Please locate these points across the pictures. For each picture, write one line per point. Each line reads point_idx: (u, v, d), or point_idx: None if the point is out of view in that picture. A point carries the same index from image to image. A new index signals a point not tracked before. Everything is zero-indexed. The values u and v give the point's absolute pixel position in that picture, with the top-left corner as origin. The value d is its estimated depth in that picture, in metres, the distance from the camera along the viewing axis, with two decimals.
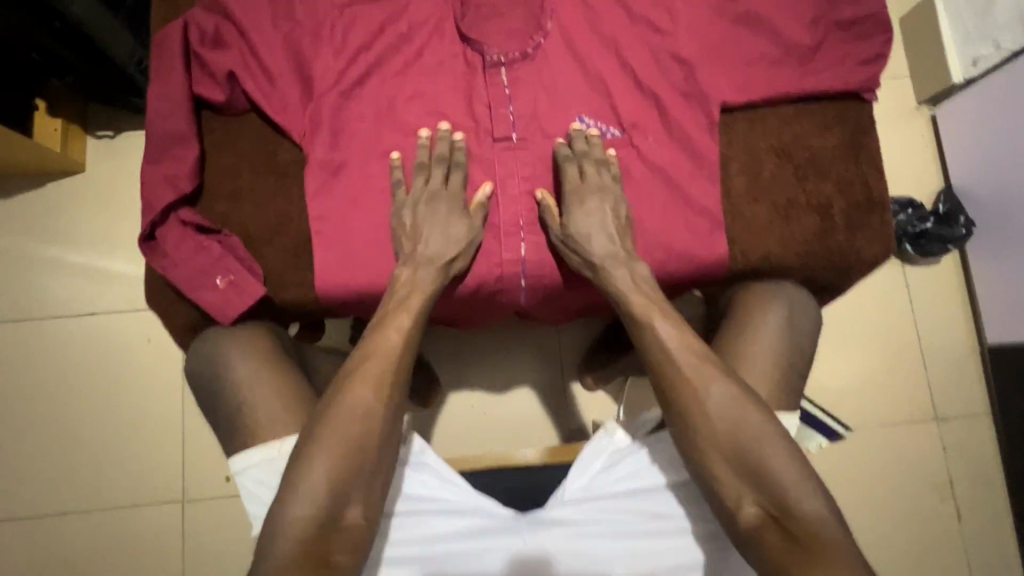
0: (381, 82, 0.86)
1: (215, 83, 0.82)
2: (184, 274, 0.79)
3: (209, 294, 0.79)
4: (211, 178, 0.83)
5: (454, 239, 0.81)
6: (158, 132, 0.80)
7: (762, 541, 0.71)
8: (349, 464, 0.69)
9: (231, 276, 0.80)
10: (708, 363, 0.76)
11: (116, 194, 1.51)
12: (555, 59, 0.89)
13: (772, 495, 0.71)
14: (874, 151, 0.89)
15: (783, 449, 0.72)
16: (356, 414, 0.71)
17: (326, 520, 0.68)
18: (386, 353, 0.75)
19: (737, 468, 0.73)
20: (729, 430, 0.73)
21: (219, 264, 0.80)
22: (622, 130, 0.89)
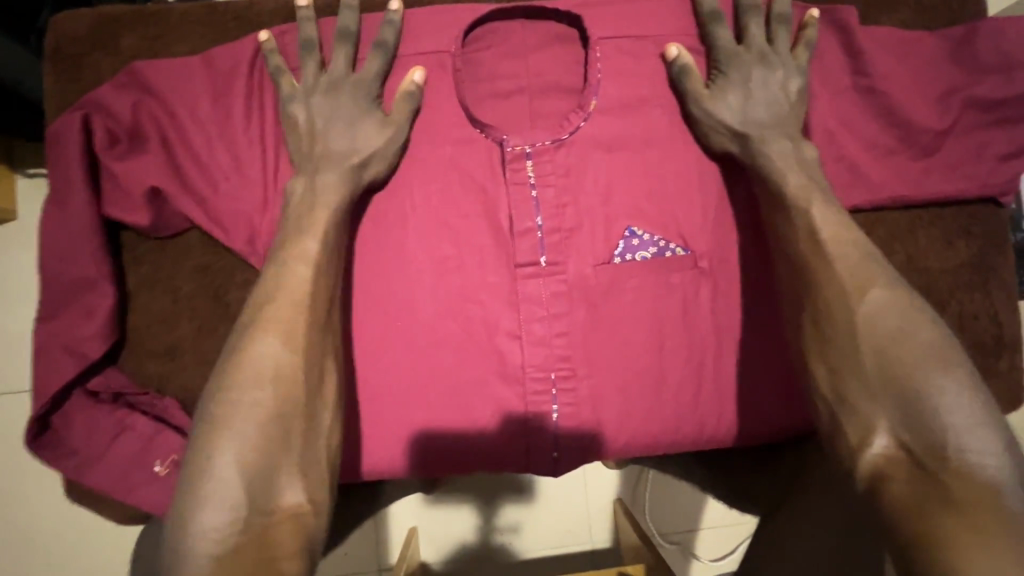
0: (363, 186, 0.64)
1: (132, 200, 0.59)
2: (107, 468, 0.56)
3: (146, 491, 0.56)
4: (139, 327, 0.62)
5: (361, 139, 0.60)
6: (56, 273, 0.58)
7: (897, 490, 0.44)
8: (227, 470, 0.45)
9: (171, 457, 0.57)
10: (864, 276, 0.52)
11: None
12: (598, 150, 0.67)
13: (923, 428, 0.45)
14: (1006, 273, 0.69)
15: (948, 381, 0.45)
16: (266, 390, 0.48)
17: (251, 523, 0.44)
18: (285, 300, 0.52)
19: (874, 399, 0.47)
20: (882, 355, 0.48)
21: (153, 446, 0.57)
22: (686, 246, 0.67)
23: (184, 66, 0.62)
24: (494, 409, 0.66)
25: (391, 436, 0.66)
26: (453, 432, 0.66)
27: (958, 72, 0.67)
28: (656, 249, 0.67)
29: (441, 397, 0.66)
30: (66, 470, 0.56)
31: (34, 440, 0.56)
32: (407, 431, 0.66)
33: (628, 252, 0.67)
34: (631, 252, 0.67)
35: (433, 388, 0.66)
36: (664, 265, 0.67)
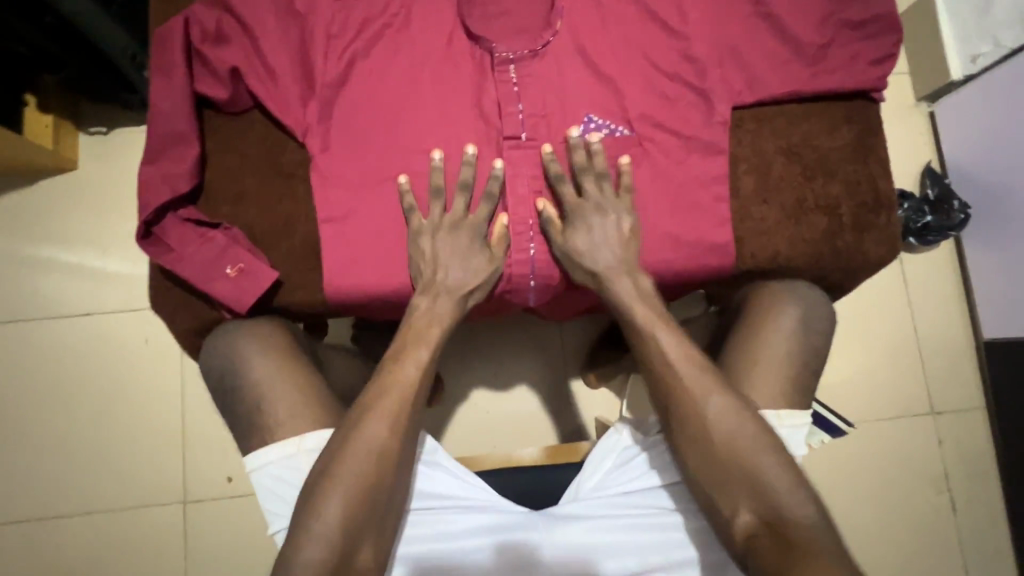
0: (385, 76, 0.84)
1: (218, 81, 0.81)
2: (193, 267, 0.78)
3: (222, 284, 0.78)
4: (213, 179, 0.82)
5: (475, 269, 0.82)
6: (159, 129, 0.78)
7: (756, 532, 0.69)
8: (370, 453, 0.69)
9: (240, 264, 0.78)
10: (691, 359, 0.76)
11: (104, 190, 1.48)
12: (564, 58, 0.87)
13: (705, 443, 0.73)
14: (881, 151, 0.90)
15: (741, 418, 0.73)
16: (395, 409, 0.72)
17: (373, 491, 0.68)
18: (423, 351, 0.77)
19: (725, 459, 0.72)
20: (709, 427, 0.73)
21: (227, 253, 0.79)
22: (632, 129, 0.87)
23: None
24: (483, 250, 0.83)
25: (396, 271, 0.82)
26: None
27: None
28: (609, 131, 0.86)
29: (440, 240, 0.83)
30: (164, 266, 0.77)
31: (144, 240, 0.78)
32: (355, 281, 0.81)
33: (589, 132, 0.86)
34: (591, 133, 0.86)
35: None
36: (616, 143, 0.86)
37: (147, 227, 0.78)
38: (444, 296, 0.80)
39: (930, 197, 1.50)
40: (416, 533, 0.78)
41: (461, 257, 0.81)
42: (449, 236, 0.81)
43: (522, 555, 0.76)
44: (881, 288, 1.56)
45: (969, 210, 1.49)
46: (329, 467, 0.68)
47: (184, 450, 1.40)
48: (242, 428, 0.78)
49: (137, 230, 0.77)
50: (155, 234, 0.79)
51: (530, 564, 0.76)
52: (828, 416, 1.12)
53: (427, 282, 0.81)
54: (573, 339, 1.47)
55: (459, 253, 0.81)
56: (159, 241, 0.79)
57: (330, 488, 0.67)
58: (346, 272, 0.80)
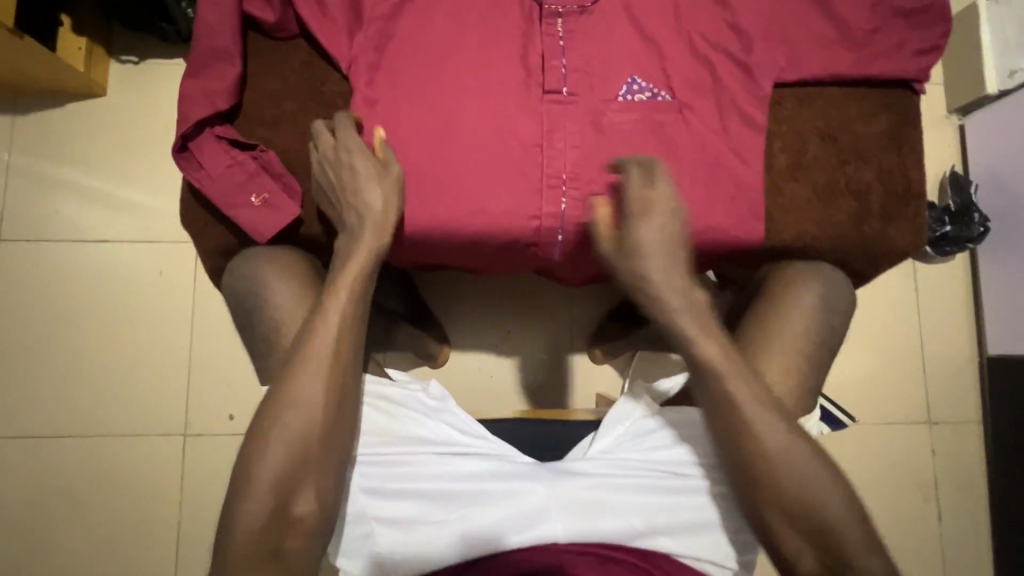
0: (431, 16, 0.84)
1: (267, 1, 0.81)
2: (220, 187, 0.79)
3: (246, 211, 0.79)
4: (252, 101, 0.83)
5: (375, 200, 0.75)
6: (203, 44, 0.78)
7: (796, 543, 0.72)
8: (300, 423, 0.70)
9: (265, 194, 0.80)
10: (777, 369, 0.79)
11: (131, 118, 1.48)
12: (612, 17, 0.87)
13: (777, 490, 0.71)
14: (916, 142, 0.90)
15: (775, 429, 0.71)
16: (337, 319, 0.72)
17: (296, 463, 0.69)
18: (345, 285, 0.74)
19: (769, 475, 0.71)
20: (786, 479, 0.70)
21: (262, 178, 0.80)
22: (673, 95, 0.87)
23: None
24: (514, 199, 0.84)
25: (424, 210, 0.83)
26: (483, 215, 0.83)
27: None
28: (650, 94, 0.86)
29: (474, 184, 0.83)
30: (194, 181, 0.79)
31: (179, 153, 0.79)
32: (403, 213, 0.83)
33: (630, 94, 0.86)
34: (631, 95, 0.86)
35: (469, 179, 0.83)
36: (655, 107, 0.86)
37: (183, 145, 0.78)
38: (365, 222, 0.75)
39: (952, 208, 1.50)
40: (421, 474, 0.79)
41: (369, 180, 0.76)
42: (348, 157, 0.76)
43: (528, 506, 0.77)
44: (892, 295, 1.56)
45: (988, 224, 1.49)
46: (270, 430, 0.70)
47: (188, 384, 1.42)
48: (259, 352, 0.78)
49: (174, 142, 0.77)
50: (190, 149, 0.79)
51: (535, 516, 0.76)
52: (831, 409, 1.13)
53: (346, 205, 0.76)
54: (582, 312, 1.48)
55: (367, 175, 0.75)
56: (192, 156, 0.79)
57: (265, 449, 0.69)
58: None
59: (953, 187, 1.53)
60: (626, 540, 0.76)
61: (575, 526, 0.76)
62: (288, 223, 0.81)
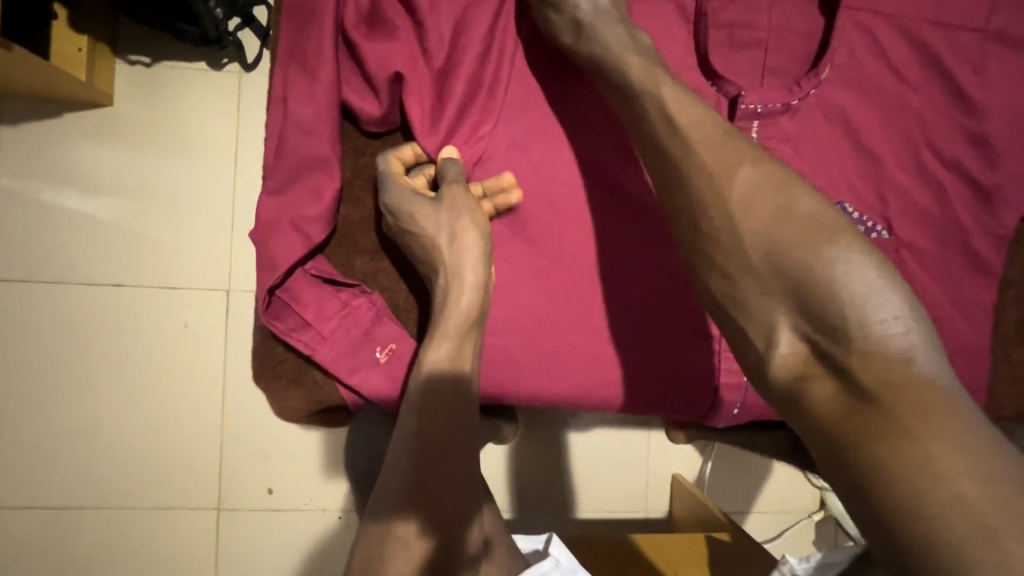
0: (579, 115, 0.65)
1: (370, 85, 0.59)
2: (335, 345, 0.57)
3: (373, 375, 0.57)
4: (351, 221, 0.61)
5: (460, 236, 0.57)
6: (289, 149, 0.57)
7: (867, 446, 0.41)
8: None
9: (394, 345, 0.58)
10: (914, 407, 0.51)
11: (140, 130, 1.18)
12: (821, 121, 0.66)
13: (902, 472, 0.39)
14: None
15: (820, 230, 0.46)
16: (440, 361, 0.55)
17: None
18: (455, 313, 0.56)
19: (766, 284, 0.47)
20: (934, 447, 0.39)
21: (376, 330, 0.58)
22: (891, 228, 0.67)
23: None
24: (680, 359, 0.66)
25: (573, 376, 0.64)
26: (645, 385, 0.65)
27: None
28: (864, 228, 0.66)
29: (632, 340, 0.65)
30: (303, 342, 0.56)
31: (269, 309, 0.56)
32: (543, 381, 0.63)
33: None
34: None
35: (629, 336, 0.65)
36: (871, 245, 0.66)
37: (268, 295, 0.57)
38: (463, 255, 0.57)
39: None
40: None
41: (455, 220, 0.58)
42: (425, 201, 0.58)
43: None
44: None
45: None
46: None
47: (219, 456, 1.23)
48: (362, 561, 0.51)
49: (260, 296, 0.55)
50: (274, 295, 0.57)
51: None
52: None
53: (434, 255, 0.58)
54: None
55: (453, 215, 0.58)
56: (284, 306, 0.56)
57: None
58: (520, 364, 0.63)
59: None
60: None
61: None
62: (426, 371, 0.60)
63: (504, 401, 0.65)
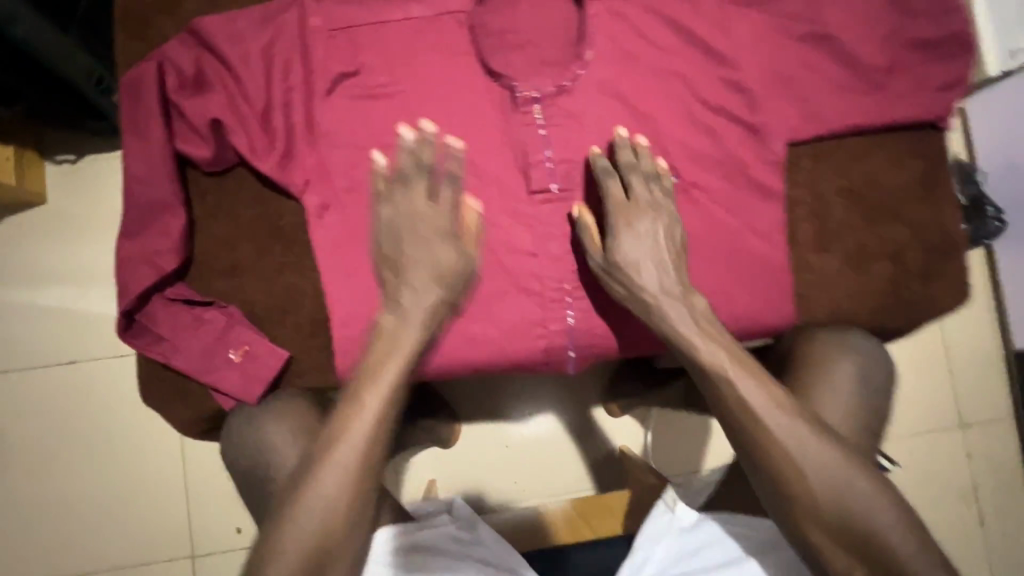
0: (387, 127, 0.75)
1: (197, 134, 0.69)
2: (192, 352, 0.68)
3: (228, 373, 0.68)
4: (205, 250, 0.72)
5: (441, 258, 0.66)
6: (136, 199, 0.68)
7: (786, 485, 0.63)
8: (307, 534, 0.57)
9: (245, 346, 0.68)
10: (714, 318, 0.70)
11: (72, 219, 1.30)
12: (596, 94, 0.76)
13: (748, 407, 0.64)
14: (952, 189, 0.81)
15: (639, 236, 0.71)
16: (407, 328, 0.64)
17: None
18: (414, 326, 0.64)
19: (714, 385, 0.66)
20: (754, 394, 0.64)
21: (228, 336, 0.69)
22: (676, 174, 0.77)
23: (240, 28, 0.72)
24: (517, 320, 0.75)
25: (415, 351, 0.73)
26: (487, 347, 0.75)
27: (898, 18, 0.78)
28: None
29: (468, 310, 0.74)
30: (157, 353, 0.68)
31: (128, 329, 0.67)
32: (385, 355, 0.73)
33: None
34: None
35: (463, 307, 0.74)
36: None
37: (132, 319, 0.68)
38: (434, 275, 0.65)
39: None
40: None
41: (439, 238, 0.66)
42: (415, 222, 0.67)
43: None
44: None
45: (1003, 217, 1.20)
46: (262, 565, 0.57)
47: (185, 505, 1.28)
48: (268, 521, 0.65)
49: (117, 319, 0.65)
50: (139, 321, 0.67)
51: None
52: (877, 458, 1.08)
53: (398, 259, 0.66)
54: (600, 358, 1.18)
55: (437, 233, 0.66)
56: (143, 325, 0.67)
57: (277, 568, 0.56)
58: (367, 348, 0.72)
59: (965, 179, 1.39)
60: None
61: None
62: (281, 367, 0.70)
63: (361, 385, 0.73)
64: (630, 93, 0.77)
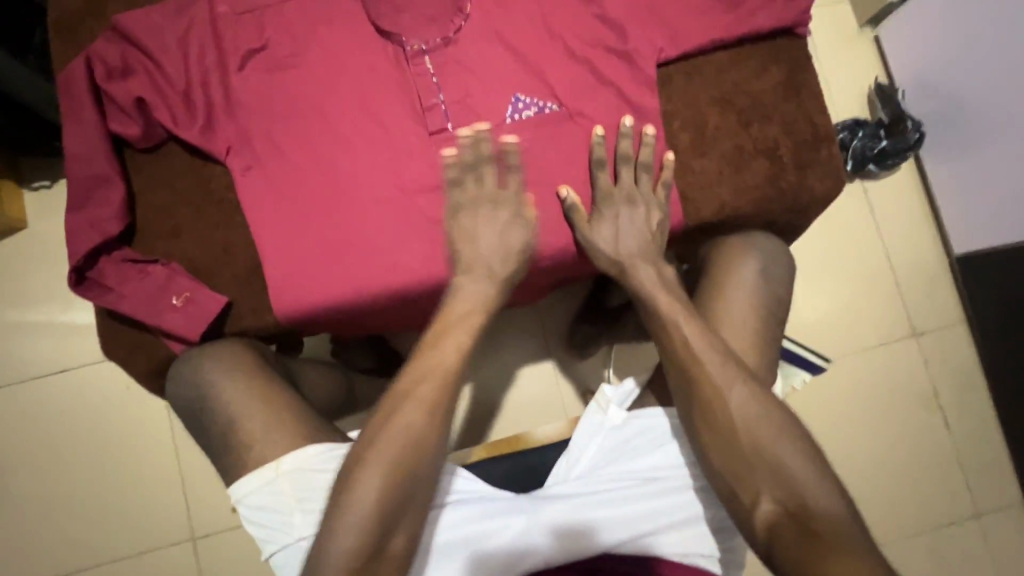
0: (296, 90, 0.84)
1: (129, 116, 0.80)
2: (139, 301, 0.77)
3: (171, 316, 0.77)
4: (145, 217, 0.81)
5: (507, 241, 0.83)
6: (79, 175, 0.78)
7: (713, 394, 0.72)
8: (393, 453, 0.66)
9: (186, 293, 0.77)
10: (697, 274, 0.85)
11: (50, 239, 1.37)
12: (479, 41, 0.86)
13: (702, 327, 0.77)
14: (815, 88, 0.89)
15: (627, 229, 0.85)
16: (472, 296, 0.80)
17: (377, 514, 0.64)
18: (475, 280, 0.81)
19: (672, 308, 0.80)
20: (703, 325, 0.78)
21: (170, 285, 0.78)
22: (560, 102, 0.86)
23: (158, 21, 0.83)
24: (429, 247, 0.83)
25: (340, 285, 0.81)
26: (404, 277, 0.82)
27: None
28: (537, 108, 0.85)
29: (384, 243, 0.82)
30: (108, 302, 0.77)
31: (80, 285, 0.76)
32: (313, 290, 0.80)
33: (516, 113, 0.85)
34: (518, 114, 0.85)
35: (380, 240, 0.82)
36: (547, 120, 0.85)
37: (84, 278, 0.78)
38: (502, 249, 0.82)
39: (883, 120, 1.42)
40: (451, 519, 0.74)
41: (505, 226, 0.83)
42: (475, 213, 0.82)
43: (510, 540, 0.73)
44: (847, 221, 1.46)
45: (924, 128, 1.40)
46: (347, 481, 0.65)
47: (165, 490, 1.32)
48: (213, 438, 0.74)
49: (70, 274, 0.76)
50: (90, 279, 0.77)
51: (518, 549, 0.72)
52: (803, 353, 1.15)
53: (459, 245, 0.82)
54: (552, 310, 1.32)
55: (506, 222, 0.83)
56: (95, 282, 0.77)
57: (361, 474, 0.65)
58: (297, 286, 0.80)
59: (882, 102, 1.43)
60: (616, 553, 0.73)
61: (558, 549, 0.72)
62: (221, 310, 0.79)
63: (296, 320, 0.81)
64: (510, 36, 0.86)
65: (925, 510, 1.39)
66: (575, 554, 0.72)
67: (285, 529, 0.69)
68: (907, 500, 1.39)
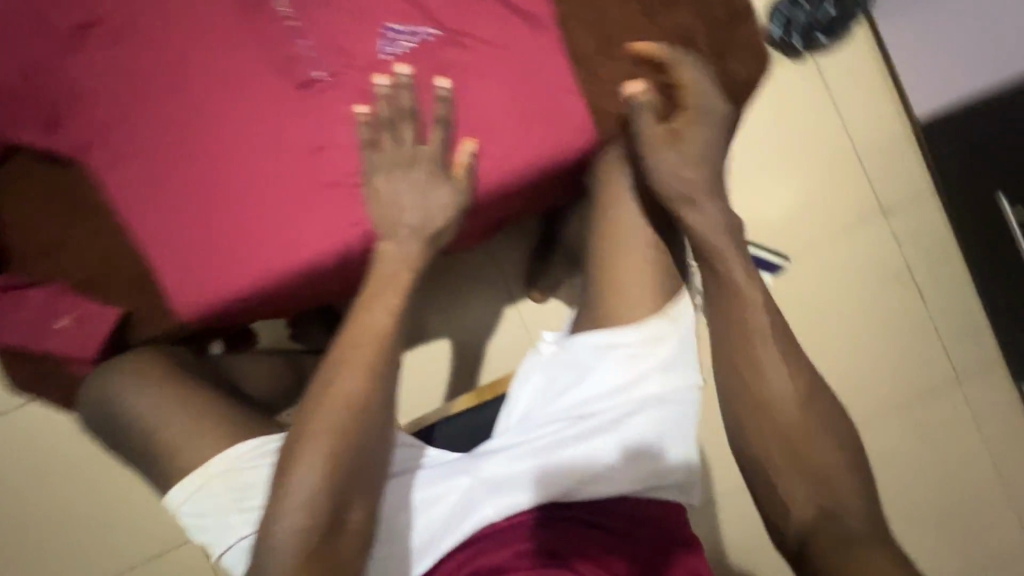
0: (144, 62, 0.75)
1: None
2: (28, 328, 0.76)
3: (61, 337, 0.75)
4: (20, 237, 0.78)
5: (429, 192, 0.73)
6: None
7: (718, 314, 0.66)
8: (331, 428, 0.61)
9: (72, 313, 0.75)
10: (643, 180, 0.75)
11: None
12: None
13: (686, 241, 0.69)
14: None
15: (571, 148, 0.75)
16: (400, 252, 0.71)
17: (329, 487, 0.60)
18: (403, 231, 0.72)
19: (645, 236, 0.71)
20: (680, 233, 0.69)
21: (56, 307, 0.76)
22: (438, 26, 0.77)
23: None
24: (325, 213, 0.76)
25: (239, 269, 0.75)
26: (304, 249, 0.76)
27: None
28: (415, 37, 0.77)
29: (276, 217, 0.75)
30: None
31: None
32: (212, 280, 0.75)
33: (392, 47, 0.76)
34: (394, 47, 0.76)
35: (271, 214, 0.75)
36: (427, 48, 0.77)
37: None
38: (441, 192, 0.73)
39: None
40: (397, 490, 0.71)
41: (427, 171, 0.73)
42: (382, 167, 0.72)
43: (454, 499, 0.70)
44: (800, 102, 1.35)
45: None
46: (290, 462, 0.61)
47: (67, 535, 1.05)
48: (133, 447, 0.71)
49: None
50: None
51: (463, 508, 0.69)
52: None
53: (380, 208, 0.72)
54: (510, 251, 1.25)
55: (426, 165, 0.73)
56: None
57: (302, 453, 0.60)
58: (194, 279, 0.75)
59: None
60: (564, 496, 0.68)
61: (503, 502, 0.68)
62: (117, 322, 0.75)
63: (202, 315, 0.76)
64: None
65: (908, 389, 1.35)
66: (520, 504, 0.68)
67: (226, 529, 0.66)
68: (891, 383, 1.35)
